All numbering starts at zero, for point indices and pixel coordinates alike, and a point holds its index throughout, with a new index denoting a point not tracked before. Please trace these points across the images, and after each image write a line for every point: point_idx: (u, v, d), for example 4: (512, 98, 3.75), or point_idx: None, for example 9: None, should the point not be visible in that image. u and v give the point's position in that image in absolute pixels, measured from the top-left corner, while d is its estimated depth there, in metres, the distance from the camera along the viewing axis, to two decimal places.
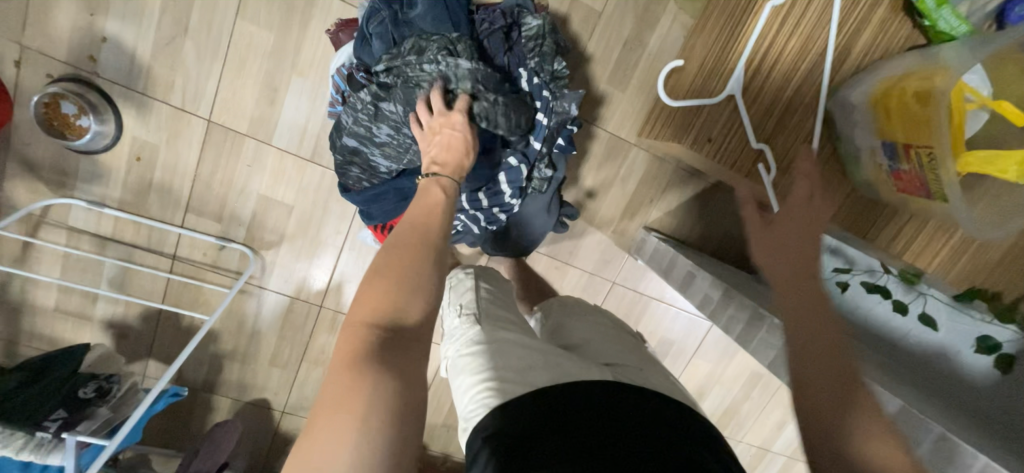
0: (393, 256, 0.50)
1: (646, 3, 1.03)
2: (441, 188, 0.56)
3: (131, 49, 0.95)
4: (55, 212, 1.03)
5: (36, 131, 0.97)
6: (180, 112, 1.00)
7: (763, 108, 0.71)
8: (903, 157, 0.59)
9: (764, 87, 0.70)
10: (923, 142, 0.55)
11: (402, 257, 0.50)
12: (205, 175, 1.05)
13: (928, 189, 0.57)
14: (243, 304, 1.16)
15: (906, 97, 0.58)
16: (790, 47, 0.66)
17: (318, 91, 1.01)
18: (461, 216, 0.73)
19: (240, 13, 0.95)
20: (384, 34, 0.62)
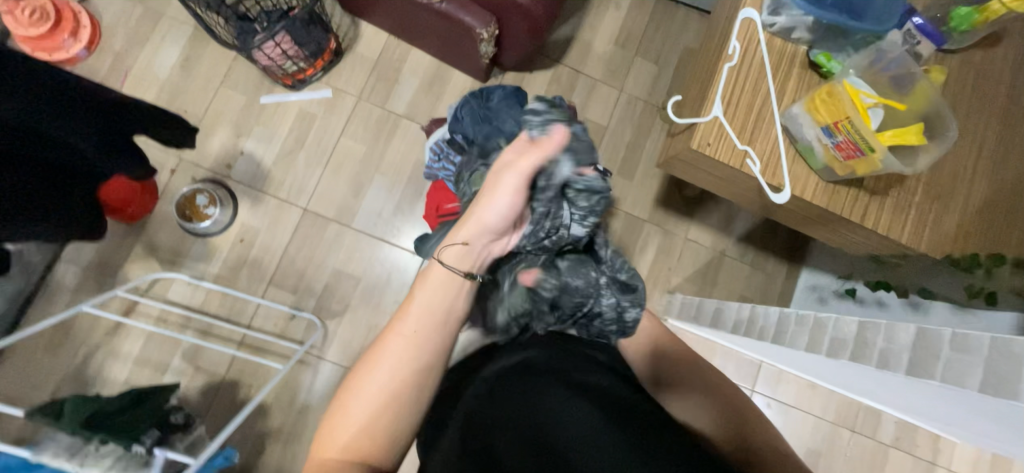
0: (356, 371, 0.51)
1: (638, 119, 1.41)
2: (434, 280, 0.53)
3: (260, 158, 1.26)
4: (159, 287, 1.19)
5: (167, 220, 1.21)
6: (284, 202, 1.26)
7: (748, 119, 0.72)
8: (836, 133, 0.64)
9: (741, 99, 0.72)
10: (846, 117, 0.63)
11: (360, 380, 0.50)
12: (292, 254, 1.25)
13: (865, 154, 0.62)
14: (299, 376, 1.22)
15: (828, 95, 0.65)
16: (756, 71, 0.73)
17: (394, 184, 1.30)
18: None
19: (344, 133, 1.30)
20: (469, 113, 0.89)
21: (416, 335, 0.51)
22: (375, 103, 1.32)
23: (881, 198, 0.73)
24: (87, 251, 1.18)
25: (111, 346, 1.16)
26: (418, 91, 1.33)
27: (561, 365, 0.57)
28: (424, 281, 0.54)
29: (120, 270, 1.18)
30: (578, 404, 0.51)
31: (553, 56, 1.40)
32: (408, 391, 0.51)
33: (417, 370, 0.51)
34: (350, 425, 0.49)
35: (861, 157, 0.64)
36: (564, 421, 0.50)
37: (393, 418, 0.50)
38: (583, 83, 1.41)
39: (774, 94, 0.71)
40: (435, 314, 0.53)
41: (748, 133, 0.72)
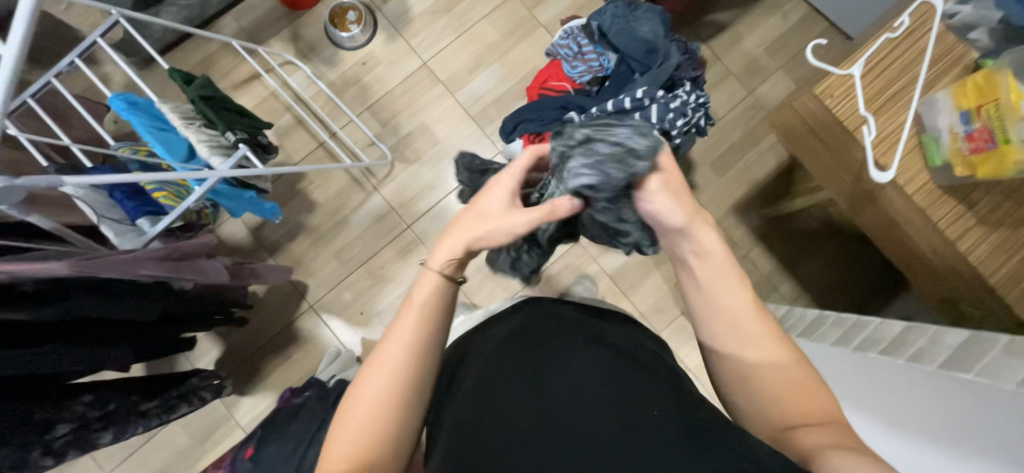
0: (354, 386, 0.52)
1: (754, 126, 1.37)
2: (427, 287, 0.54)
3: (409, 6, 1.38)
4: (284, 69, 1.35)
5: (317, 20, 1.37)
6: (410, 50, 1.37)
7: (884, 92, 0.70)
8: (973, 119, 0.62)
9: (886, 71, 0.70)
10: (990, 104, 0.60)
11: (358, 392, 0.52)
12: (395, 95, 1.36)
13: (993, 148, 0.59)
14: (351, 194, 1.33)
15: (981, 85, 0.62)
16: (917, 51, 0.70)
17: (506, 78, 1.37)
18: None
19: (486, 17, 1.39)
20: (613, 10, 0.93)
21: (410, 335, 0.52)
22: (524, 3, 1.40)
23: (987, 231, 0.68)
24: (248, 16, 1.36)
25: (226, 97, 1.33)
26: (566, 9, 1.39)
27: (552, 339, 0.61)
28: (419, 289, 0.54)
29: (264, 43, 1.36)
30: (590, 373, 0.55)
31: (702, 35, 1.40)
32: (396, 398, 0.51)
33: (405, 368, 0.52)
34: (351, 428, 0.51)
35: (984, 156, 0.61)
36: (562, 388, 0.54)
37: (384, 429, 0.51)
38: (718, 70, 1.40)
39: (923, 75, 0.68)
40: (428, 321, 0.53)
41: (877, 105, 0.70)
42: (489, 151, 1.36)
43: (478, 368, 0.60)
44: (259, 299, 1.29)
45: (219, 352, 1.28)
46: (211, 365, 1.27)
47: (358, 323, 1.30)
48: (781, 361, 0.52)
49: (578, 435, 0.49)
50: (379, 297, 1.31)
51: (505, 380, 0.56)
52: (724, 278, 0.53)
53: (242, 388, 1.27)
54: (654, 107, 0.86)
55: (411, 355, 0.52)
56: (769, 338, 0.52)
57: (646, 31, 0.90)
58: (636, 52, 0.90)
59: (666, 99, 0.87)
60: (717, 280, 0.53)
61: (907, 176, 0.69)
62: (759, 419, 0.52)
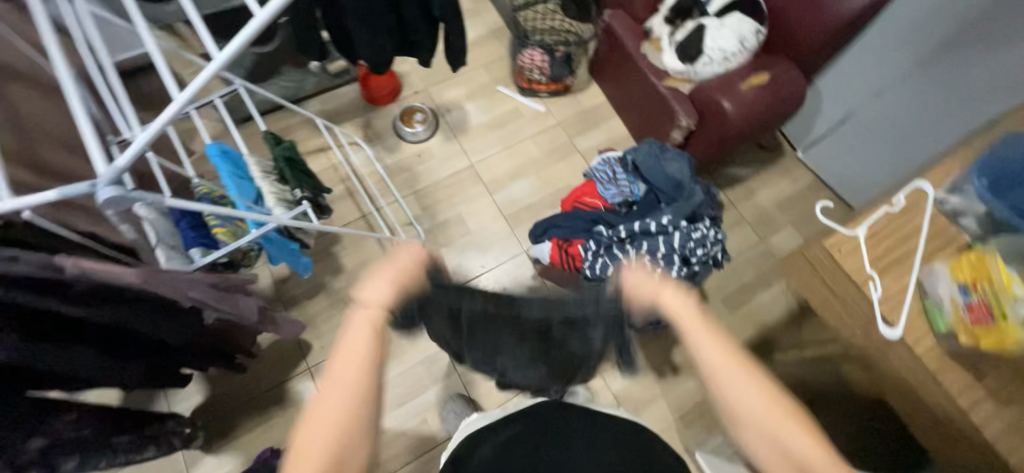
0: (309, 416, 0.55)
1: (765, 271, 1.46)
2: (371, 324, 0.59)
3: (469, 118, 1.61)
4: (350, 148, 1.53)
5: (388, 115, 1.59)
6: (462, 152, 1.56)
7: (888, 257, 0.77)
8: (972, 292, 0.68)
9: (888, 239, 0.78)
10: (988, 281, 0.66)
11: (311, 423, 0.55)
12: (440, 186, 1.51)
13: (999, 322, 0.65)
14: (378, 265, 1.39)
15: (974, 262, 0.69)
16: (914, 226, 0.79)
17: (542, 188, 1.53)
18: (635, 242, 0.98)
19: (532, 137, 1.60)
20: (646, 149, 1.09)
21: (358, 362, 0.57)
22: (567, 131, 1.61)
23: (1001, 406, 0.69)
24: (332, 103, 1.59)
25: None
26: (602, 142, 1.60)
27: (573, 436, 0.75)
28: (360, 321, 0.59)
29: (338, 124, 1.56)
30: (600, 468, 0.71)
31: (719, 183, 1.57)
32: (350, 423, 0.55)
33: (359, 393, 0.56)
34: (313, 454, 0.53)
35: (995, 327, 0.65)
36: None
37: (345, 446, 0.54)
38: (732, 215, 1.53)
39: (922, 247, 0.76)
40: (370, 348, 0.58)
41: (882, 266, 0.77)
42: (514, 249, 1.45)
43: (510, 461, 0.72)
44: (261, 351, 1.28)
45: (201, 399, 1.22)
46: (187, 412, 1.21)
47: None
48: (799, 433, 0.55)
49: None
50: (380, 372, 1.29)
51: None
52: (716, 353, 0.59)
53: (211, 445, 1.19)
54: (676, 235, 0.96)
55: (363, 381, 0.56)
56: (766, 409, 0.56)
57: (674, 170, 1.03)
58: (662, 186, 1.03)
59: (687, 229, 0.96)
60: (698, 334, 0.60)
61: (915, 336, 0.73)
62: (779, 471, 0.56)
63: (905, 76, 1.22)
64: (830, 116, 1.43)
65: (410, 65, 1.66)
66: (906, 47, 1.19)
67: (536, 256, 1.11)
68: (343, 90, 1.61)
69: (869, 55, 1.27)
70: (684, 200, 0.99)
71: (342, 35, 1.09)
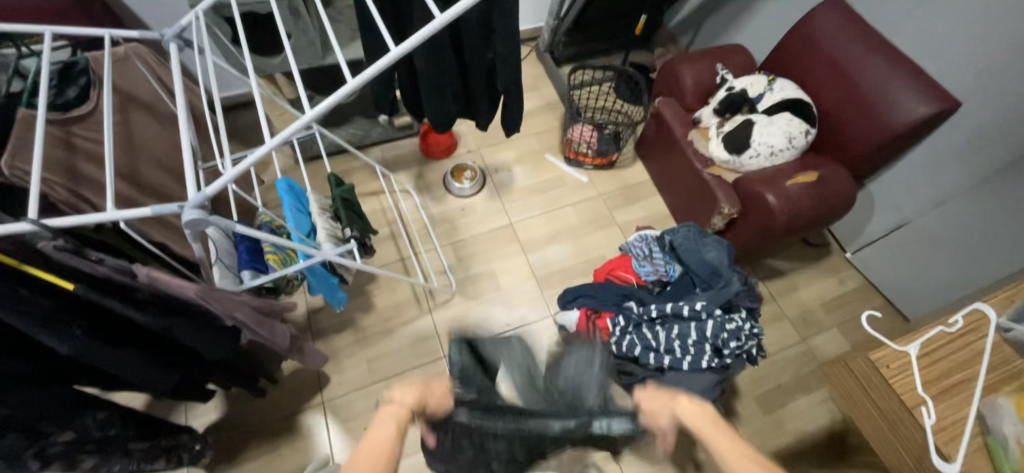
0: None
1: (804, 374, 1.36)
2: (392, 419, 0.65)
3: (515, 180, 1.69)
4: (400, 194, 1.63)
5: (441, 169, 1.70)
6: (504, 211, 1.63)
7: (944, 380, 0.71)
8: None
9: (944, 361, 0.73)
10: None
11: None
12: (478, 240, 1.56)
13: None
14: (407, 309, 1.42)
15: None
16: (974, 352, 0.74)
17: (576, 255, 1.55)
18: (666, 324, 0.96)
19: (572, 204, 1.65)
20: (685, 233, 1.09)
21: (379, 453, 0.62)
22: (606, 203, 1.65)
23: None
24: (392, 152, 1.73)
25: None
26: (641, 218, 1.61)
27: None
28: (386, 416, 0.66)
29: (394, 172, 1.68)
30: None
31: (759, 273, 1.53)
32: None
33: None
34: None
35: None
36: None
37: None
38: (772, 308, 1.47)
39: (982, 376, 0.70)
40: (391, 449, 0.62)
41: (937, 390, 0.71)
42: (541, 312, 1.44)
43: None
44: (281, 377, 1.30)
45: (216, 417, 1.24)
46: (201, 428, 1.23)
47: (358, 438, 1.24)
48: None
49: None
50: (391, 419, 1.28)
51: None
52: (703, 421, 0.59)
53: (215, 466, 1.19)
54: (710, 323, 0.93)
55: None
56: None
57: (711, 256, 1.03)
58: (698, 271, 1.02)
59: (722, 318, 0.94)
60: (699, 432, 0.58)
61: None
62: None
63: (965, 194, 1.20)
64: (884, 222, 1.40)
65: (467, 126, 1.79)
66: (966, 166, 1.17)
67: (562, 323, 1.11)
68: (404, 142, 1.76)
69: (924, 165, 1.25)
70: (721, 288, 0.98)
71: (414, 99, 1.22)
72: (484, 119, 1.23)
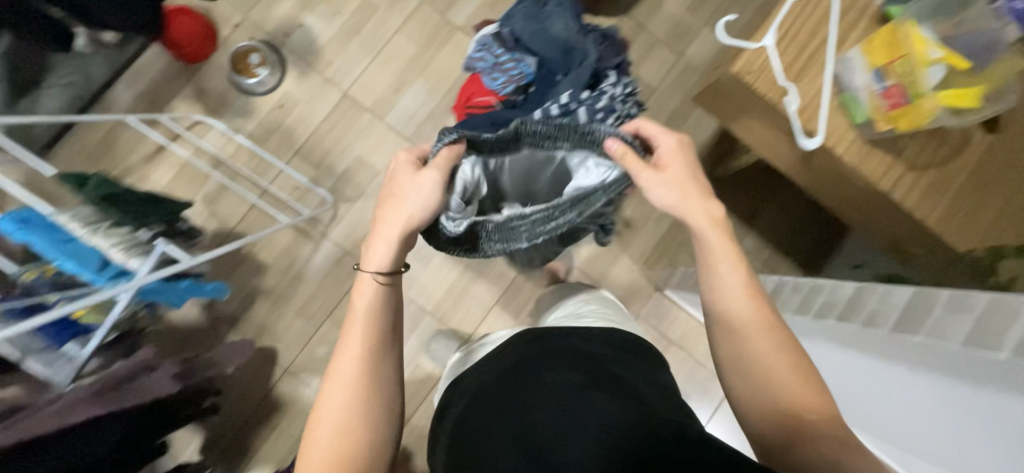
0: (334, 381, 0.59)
1: (691, 90, 1.36)
2: (366, 290, 0.61)
3: (315, 34, 1.29)
4: (196, 129, 1.25)
5: (220, 70, 1.27)
6: (328, 82, 1.29)
7: (797, 59, 0.69)
8: (886, 74, 0.63)
9: (796, 39, 0.69)
10: (902, 54, 0.61)
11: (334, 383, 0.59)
12: (322, 134, 1.29)
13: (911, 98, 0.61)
14: (301, 247, 1.27)
15: (889, 35, 0.63)
16: (821, 13, 0.69)
17: (435, 89, 1.31)
18: None
19: (399, 30, 1.31)
20: (521, 13, 0.89)
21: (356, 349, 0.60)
22: (435, 9, 1.32)
23: (939, 193, 0.69)
24: (143, 79, 1.25)
25: (143, 172, 1.23)
26: (480, 5, 1.32)
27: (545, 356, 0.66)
28: (361, 294, 0.61)
29: (168, 105, 1.25)
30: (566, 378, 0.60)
31: (622, 6, 1.37)
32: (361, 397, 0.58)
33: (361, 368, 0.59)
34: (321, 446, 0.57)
35: (964, 88, 0.60)
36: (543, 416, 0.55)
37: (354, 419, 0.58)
38: (644, 39, 1.37)
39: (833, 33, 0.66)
40: (364, 327, 0.61)
41: (794, 72, 0.69)
42: None
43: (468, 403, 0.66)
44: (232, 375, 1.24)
45: (203, 438, 1.23)
46: (197, 453, 1.22)
47: None
48: (765, 340, 0.58)
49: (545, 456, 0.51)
50: None
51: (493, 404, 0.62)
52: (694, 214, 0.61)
53: (236, 466, 1.23)
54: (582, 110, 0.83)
55: (359, 363, 0.59)
56: (762, 328, 0.58)
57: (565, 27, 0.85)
58: (556, 53, 0.86)
59: (591, 99, 0.83)
60: (713, 266, 0.61)
61: (834, 137, 0.69)
62: (757, 412, 0.57)
63: None
64: None
65: None
66: None
67: None
68: (147, 57, 1.25)
69: None
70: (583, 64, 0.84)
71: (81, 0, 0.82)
72: (133, 23, 0.89)
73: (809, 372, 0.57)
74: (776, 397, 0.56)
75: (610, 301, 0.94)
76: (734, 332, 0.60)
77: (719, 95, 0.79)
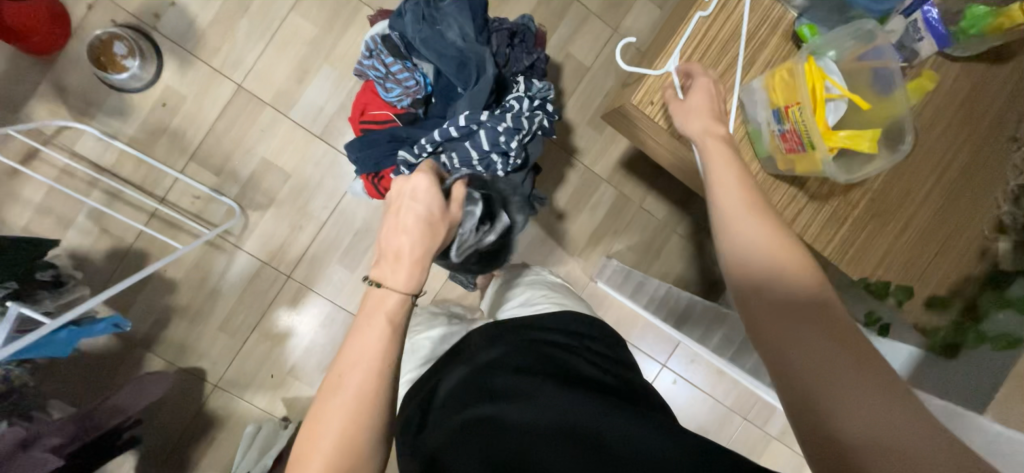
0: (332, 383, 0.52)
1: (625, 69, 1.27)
2: (387, 306, 0.55)
3: (192, 16, 1.11)
4: (64, 135, 1.09)
5: (82, 64, 1.09)
6: (217, 73, 1.13)
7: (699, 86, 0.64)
8: (783, 119, 0.59)
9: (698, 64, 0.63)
10: (796, 100, 0.57)
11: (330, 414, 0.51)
12: (218, 134, 1.15)
13: (804, 146, 0.58)
14: (212, 260, 1.18)
15: (786, 75, 0.59)
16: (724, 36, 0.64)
17: (343, 78, 1.17)
18: (443, 154, 0.79)
19: (294, 8, 1.14)
20: (411, 12, 0.77)
21: (363, 373, 0.52)
22: None
23: (837, 225, 0.69)
24: None
25: (9, 188, 1.08)
26: None
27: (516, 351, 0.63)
28: (379, 303, 0.55)
29: (23, 108, 1.07)
30: (531, 380, 0.57)
31: None
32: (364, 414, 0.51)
33: (364, 379, 0.51)
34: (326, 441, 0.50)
35: (858, 130, 0.57)
36: (522, 418, 0.53)
37: (363, 434, 0.50)
38: (575, 11, 1.24)
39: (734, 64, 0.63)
40: (374, 338, 0.53)
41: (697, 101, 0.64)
42: (351, 169, 1.20)
43: (450, 393, 0.60)
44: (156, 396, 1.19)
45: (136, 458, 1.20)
46: None
47: (274, 385, 1.24)
48: (770, 244, 0.52)
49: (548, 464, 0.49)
50: (289, 353, 1.24)
51: (469, 402, 0.57)
52: (715, 154, 0.58)
53: None
54: (484, 131, 0.76)
55: (373, 367, 0.52)
56: (773, 243, 0.52)
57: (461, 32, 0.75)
58: (453, 62, 0.77)
59: (493, 119, 0.76)
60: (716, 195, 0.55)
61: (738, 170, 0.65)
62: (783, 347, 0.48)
63: None
64: None
65: None
66: None
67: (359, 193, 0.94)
68: None
69: None
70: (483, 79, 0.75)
71: None
72: None
73: (830, 297, 0.49)
74: (793, 293, 0.49)
75: (559, 286, 0.84)
76: (747, 253, 0.52)
77: (626, 117, 0.74)
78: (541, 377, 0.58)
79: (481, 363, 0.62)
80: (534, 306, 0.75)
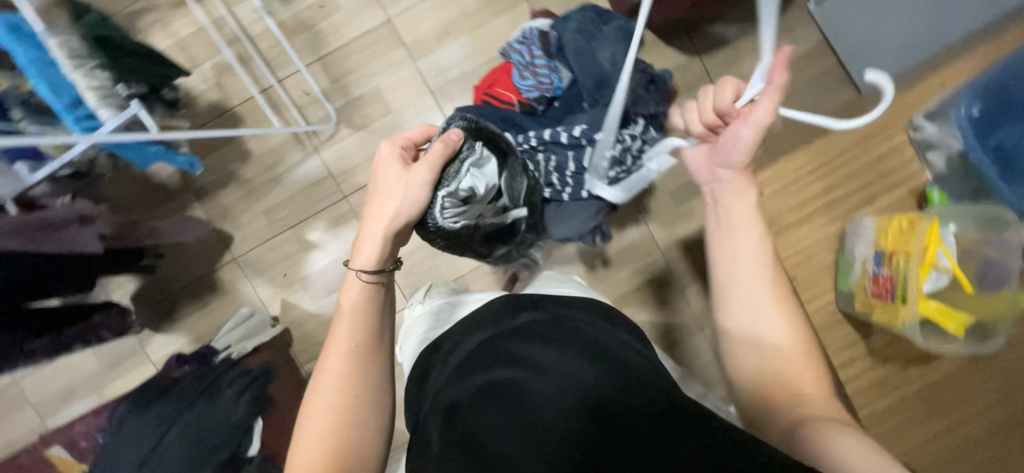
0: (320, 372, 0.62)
1: None
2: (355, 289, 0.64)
3: None
4: None
5: None
6: (376, 1, 1.23)
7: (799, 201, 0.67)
8: (883, 264, 0.62)
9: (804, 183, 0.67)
10: (905, 252, 0.61)
11: (321, 386, 0.61)
12: (351, 51, 1.24)
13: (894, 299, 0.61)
14: (289, 151, 1.25)
15: (903, 226, 0.62)
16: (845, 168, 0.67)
17: (477, 53, 1.24)
18: (543, 152, 0.83)
19: None
20: (577, 23, 0.82)
21: (346, 357, 0.61)
22: None
23: (880, 391, 0.68)
24: None
25: (165, 15, 1.19)
26: None
27: (535, 325, 0.63)
28: (350, 294, 0.64)
29: None
30: (545, 352, 0.57)
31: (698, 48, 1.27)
32: (349, 398, 0.60)
33: (349, 353, 0.61)
34: (314, 428, 0.59)
35: (952, 309, 0.60)
36: (543, 388, 0.52)
37: (344, 416, 0.59)
38: None
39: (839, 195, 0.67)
40: (353, 323, 0.63)
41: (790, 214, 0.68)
42: None
43: (458, 364, 0.62)
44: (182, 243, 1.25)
45: (137, 288, 1.25)
46: (126, 299, 1.25)
47: (281, 284, 1.28)
48: (775, 312, 0.56)
49: (572, 423, 0.48)
50: (309, 263, 1.28)
51: (480, 368, 0.58)
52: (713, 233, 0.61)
53: (157, 325, 1.27)
54: (589, 150, 0.80)
55: (351, 350, 0.61)
56: (781, 316, 0.56)
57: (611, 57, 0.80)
58: (593, 78, 0.81)
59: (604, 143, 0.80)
60: (725, 272, 0.58)
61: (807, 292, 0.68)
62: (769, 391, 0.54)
63: None
64: None
65: None
66: None
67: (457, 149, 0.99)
68: None
69: None
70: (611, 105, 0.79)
71: None
72: None
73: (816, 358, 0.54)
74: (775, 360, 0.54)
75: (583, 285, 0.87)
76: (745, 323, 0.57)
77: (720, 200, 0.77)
78: (561, 351, 0.56)
79: (496, 334, 0.63)
80: (559, 288, 0.77)
